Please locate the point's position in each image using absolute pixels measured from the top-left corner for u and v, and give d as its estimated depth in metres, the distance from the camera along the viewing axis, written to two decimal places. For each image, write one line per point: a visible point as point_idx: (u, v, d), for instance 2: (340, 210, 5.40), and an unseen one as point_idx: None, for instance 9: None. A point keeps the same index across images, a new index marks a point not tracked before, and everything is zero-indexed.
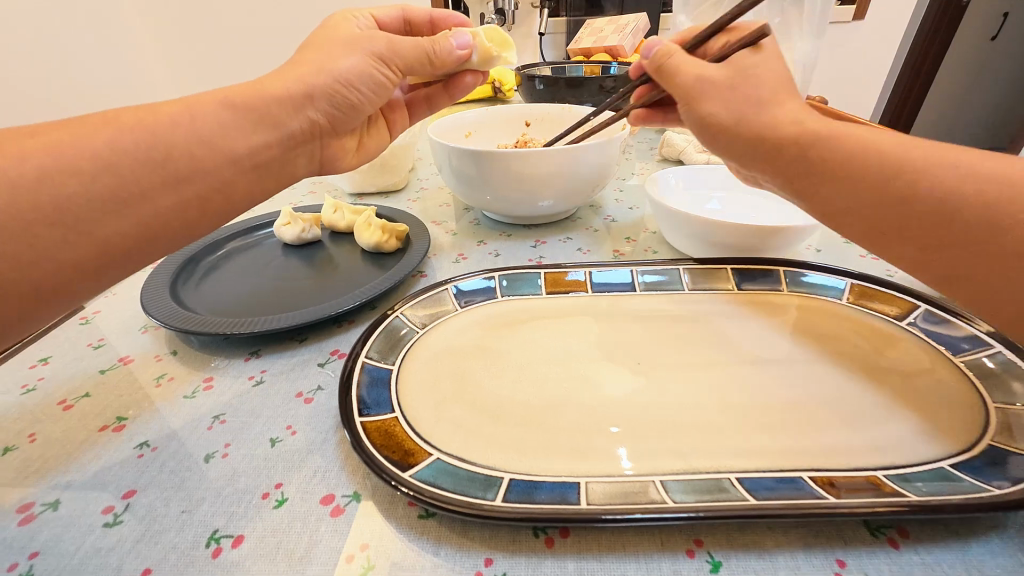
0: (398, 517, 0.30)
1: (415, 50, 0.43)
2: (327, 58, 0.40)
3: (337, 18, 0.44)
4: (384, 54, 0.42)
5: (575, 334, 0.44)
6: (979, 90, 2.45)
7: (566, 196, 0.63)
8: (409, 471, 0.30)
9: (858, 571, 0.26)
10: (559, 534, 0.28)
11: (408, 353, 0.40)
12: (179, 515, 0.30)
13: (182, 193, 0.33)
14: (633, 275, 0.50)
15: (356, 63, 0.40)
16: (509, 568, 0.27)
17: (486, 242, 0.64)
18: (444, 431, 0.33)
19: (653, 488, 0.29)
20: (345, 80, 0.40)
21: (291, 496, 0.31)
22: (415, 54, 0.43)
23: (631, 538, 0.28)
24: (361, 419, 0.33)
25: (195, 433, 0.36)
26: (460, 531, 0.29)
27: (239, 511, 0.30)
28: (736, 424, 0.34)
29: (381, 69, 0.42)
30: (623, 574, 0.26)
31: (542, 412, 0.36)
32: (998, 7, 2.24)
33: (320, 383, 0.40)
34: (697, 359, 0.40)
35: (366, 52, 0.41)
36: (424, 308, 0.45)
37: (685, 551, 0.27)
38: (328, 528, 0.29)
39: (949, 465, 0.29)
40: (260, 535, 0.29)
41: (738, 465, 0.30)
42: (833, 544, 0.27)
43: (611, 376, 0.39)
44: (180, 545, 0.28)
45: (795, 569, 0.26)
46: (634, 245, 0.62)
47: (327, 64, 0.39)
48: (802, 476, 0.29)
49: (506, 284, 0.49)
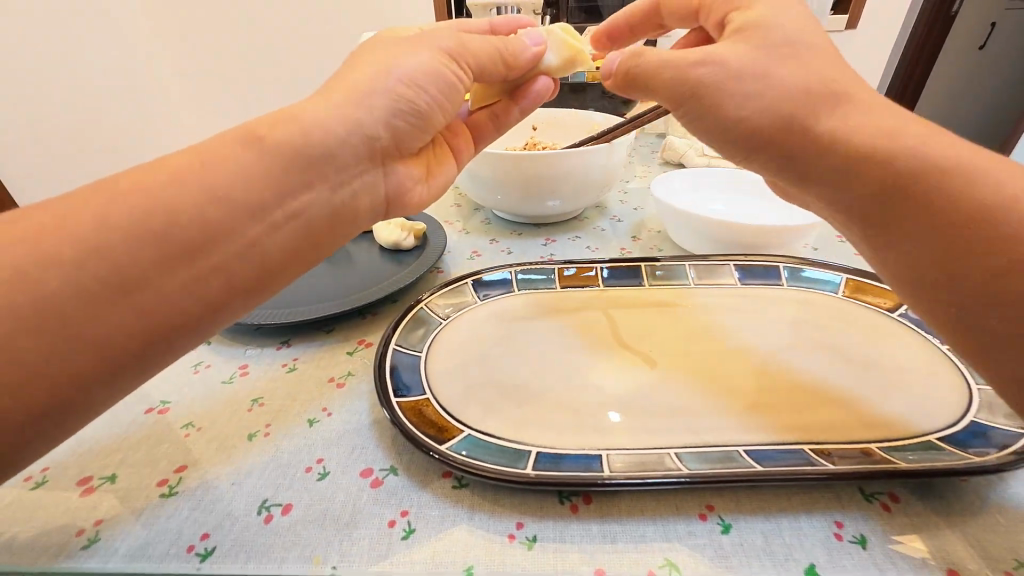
0: (433, 487, 0.32)
1: (483, 49, 0.39)
2: (391, 56, 0.35)
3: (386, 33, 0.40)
4: (453, 51, 0.37)
5: (589, 324, 0.47)
6: (970, 97, 2.50)
7: (576, 197, 0.65)
8: (445, 444, 0.33)
9: (855, 531, 0.29)
10: (583, 501, 0.31)
11: (433, 340, 0.43)
12: (230, 486, 0.32)
13: (229, 220, 0.28)
14: (641, 271, 0.53)
15: (425, 60, 0.35)
16: (539, 531, 0.29)
17: (498, 240, 0.67)
18: (472, 409, 0.36)
19: (668, 458, 0.32)
20: (411, 78, 0.34)
21: (333, 469, 0.34)
22: (482, 51, 0.39)
23: (648, 504, 0.31)
24: (397, 399, 0.36)
25: (236, 414, 0.38)
26: (491, 499, 0.31)
27: (285, 482, 0.33)
28: (742, 403, 0.37)
29: (452, 67, 0.37)
30: (642, 535, 0.29)
31: (561, 393, 0.38)
32: (987, 16, 2.30)
33: (350, 369, 0.43)
34: (705, 346, 0.43)
35: (435, 48, 0.36)
36: (447, 301, 0.48)
37: (698, 515, 0.30)
38: (370, 497, 0.32)
39: (935, 439, 0.32)
40: (307, 502, 0.31)
41: (744, 439, 0.33)
42: (832, 509, 0.30)
43: (625, 362, 0.42)
44: (235, 512, 0.31)
45: (798, 529, 0.29)
46: (640, 243, 0.65)
47: (388, 63, 0.34)
48: (803, 448, 0.32)
49: (522, 278, 0.52)
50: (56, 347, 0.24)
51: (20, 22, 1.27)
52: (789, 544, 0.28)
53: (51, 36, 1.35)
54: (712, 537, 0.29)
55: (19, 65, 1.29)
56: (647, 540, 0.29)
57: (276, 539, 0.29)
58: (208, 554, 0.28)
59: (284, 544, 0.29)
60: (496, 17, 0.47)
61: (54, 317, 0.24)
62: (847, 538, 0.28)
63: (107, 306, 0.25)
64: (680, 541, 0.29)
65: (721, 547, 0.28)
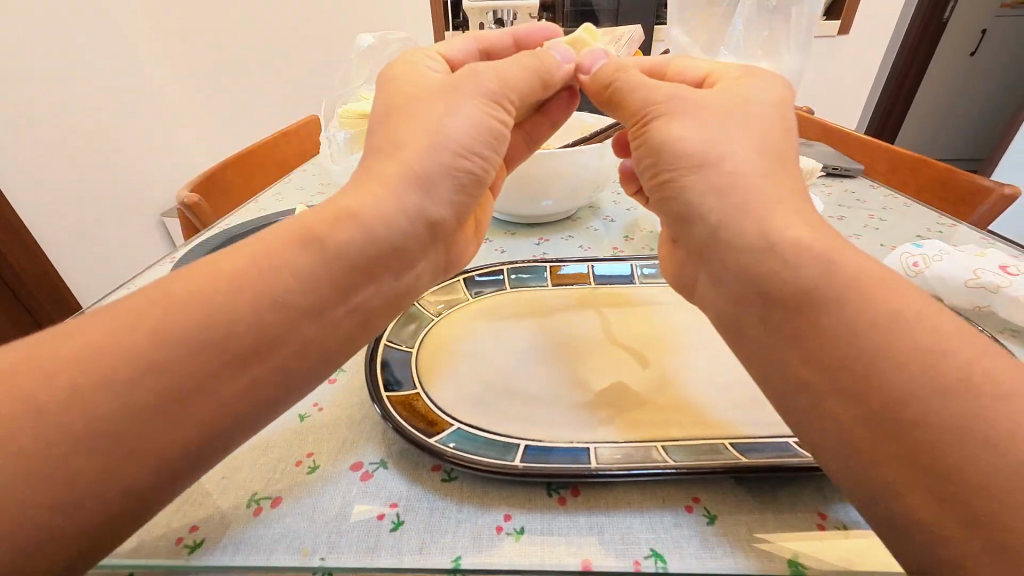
0: (422, 480, 0.32)
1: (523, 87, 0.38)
2: (434, 122, 0.33)
3: (402, 70, 0.38)
4: (494, 95, 0.36)
5: (580, 322, 0.47)
6: (961, 103, 2.54)
7: (569, 197, 0.66)
8: (435, 437, 0.33)
9: (837, 521, 0.29)
10: (570, 493, 0.31)
11: (425, 337, 0.43)
12: (220, 480, 0.33)
13: None
14: (632, 269, 0.53)
15: (470, 120, 0.34)
16: (526, 523, 0.30)
17: (491, 239, 0.67)
18: (461, 404, 0.36)
19: (654, 450, 0.32)
20: (461, 145, 0.34)
21: (323, 463, 0.34)
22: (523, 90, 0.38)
23: (635, 496, 0.31)
24: (387, 394, 0.36)
25: None
26: (479, 492, 0.32)
27: (275, 476, 0.33)
28: (729, 399, 0.37)
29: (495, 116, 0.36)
30: (628, 527, 0.29)
31: (549, 388, 0.39)
32: (977, 23, 2.33)
33: (343, 365, 0.43)
34: (693, 344, 0.44)
35: (476, 98, 0.35)
36: (439, 298, 0.48)
37: (685, 507, 0.30)
38: (359, 490, 0.32)
39: None
40: (296, 496, 0.31)
41: (729, 432, 0.34)
42: (816, 501, 0.30)
43: (616, 359, 0.42)
44: (223, 506, 0.31)
45: (782, 520, 0.29)
46: (632, 243, 0.65)
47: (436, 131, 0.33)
48: (788, 441, 0.33)
49: (514, 276, 0.52)
50: (108, 467, 0.23)
51: (20, 22, 1.22)
52: (774, 535, 0.28)
53: (51, 36, 1.31)
54: (698, 528, 0.29)
55: (20, 65, 1.23)
56: (633, 531, 0.29)
57: (265, 531, 0.29)
58: (197, 546, 0.28)
59: (273, 537, 0.29)
60: (519, 27, 0.46)
61: (102, 435, 0.23)
62: (830, 528, 0.29)
63: (157, 387, 0.24)
64: (666, 532, 0.29)
65: (707, 538, 0.28)
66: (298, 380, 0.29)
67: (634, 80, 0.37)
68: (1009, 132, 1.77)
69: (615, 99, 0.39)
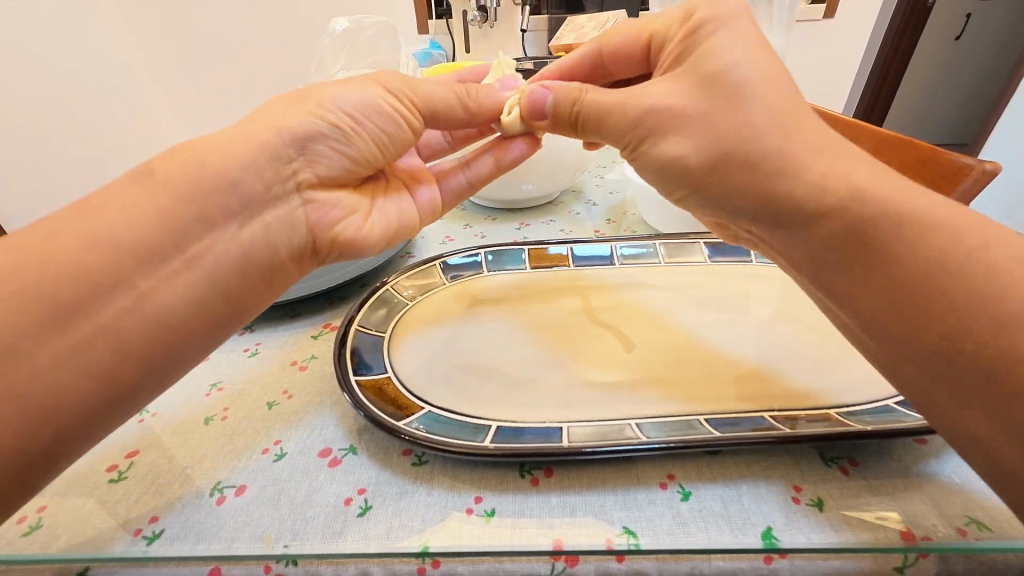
0: (392, 465, 0.32)
1: (443, 99, 0.39)
2: (353, 123, 0.35)
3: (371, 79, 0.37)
4: (392, 87, 0.37)
5: (559, 305, 0.46)
6: (947, 86, 2.54)
7: (550, 180, 0.64)
8: (404, 420, 0.32)
9: (812, 494, 0.29)
10: (543, 475, 0.31)
11: (398, 322, 0.42)
12: (182, 470, 0.32)
13: None
14: (612, 250, 0.52)
15: (364, 96, 0.36)
16: (497, 504, 0.29)
17: (471, 225, 0.66)
18: (436, 386, 0.36)
19: (628, 428, 0.32)
20: (349, 114, 0.35)
21: (290, 450, 0.33)
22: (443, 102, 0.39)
23: (608, 475, 0.30)
24: (356, 378, 0.35)
25: (193, 398, 0.37)
26: (450, 475, 0.31)
27: (239, 464, 0.32)
28: (710, 376, 0.37)
29: (387, 99, 0.37)
30: (601, 505, 0.29)
31: (525, 370, 0.38)
32: (964, 7, 2.33)
33: (314, 353, 0.42)
34: (670, 323, 0.43)
35: (370, 86, 0.36)
36: (413, 283, 0.47)
37: (659, 484, 0.30)
38: (326, 476, 0.31)
39: (893, 403, 0.33)
40: (261, 483, 0.31)
41: (704, 408, 0.34)
42: (791, 474, 0.30)
43: (595, 342, 0.41)
44: (186, 496, 0.30)
45: (756, 494, 0.29)
46: (614, 226, 0.64)
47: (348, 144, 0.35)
48: (763, 416, 0.32)
49: (492, 260, 0.51)
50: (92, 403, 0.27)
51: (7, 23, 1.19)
52: (750, 509, 0.28)
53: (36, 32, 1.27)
54: (673, 504, 0.28)
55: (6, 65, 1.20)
56: (606, 510, 0.28)
57: (227, 521, 0.28)
58: (155, 537, 0.27)
59: (237, 525, 0.28)
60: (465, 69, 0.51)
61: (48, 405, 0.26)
62: (804, 501, 0.28)
63: None
64: (639, 510, 0.28)
65: (680, 514, 0.28)
66: (213, 340, 0.31)
67: (598, 103, 0.35)
68: (997, 111, 1.77)
69: (589, 126, 0.37)
